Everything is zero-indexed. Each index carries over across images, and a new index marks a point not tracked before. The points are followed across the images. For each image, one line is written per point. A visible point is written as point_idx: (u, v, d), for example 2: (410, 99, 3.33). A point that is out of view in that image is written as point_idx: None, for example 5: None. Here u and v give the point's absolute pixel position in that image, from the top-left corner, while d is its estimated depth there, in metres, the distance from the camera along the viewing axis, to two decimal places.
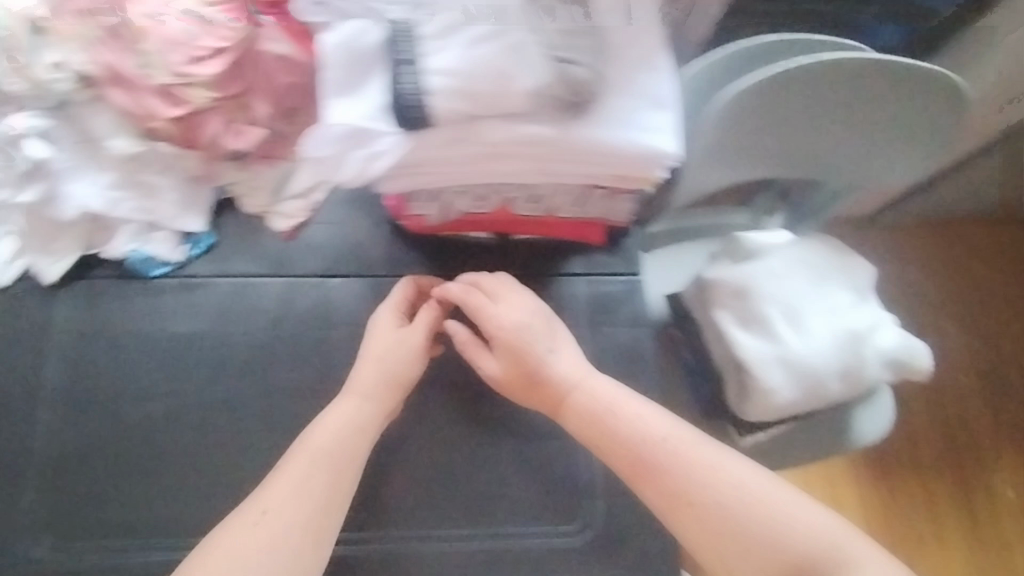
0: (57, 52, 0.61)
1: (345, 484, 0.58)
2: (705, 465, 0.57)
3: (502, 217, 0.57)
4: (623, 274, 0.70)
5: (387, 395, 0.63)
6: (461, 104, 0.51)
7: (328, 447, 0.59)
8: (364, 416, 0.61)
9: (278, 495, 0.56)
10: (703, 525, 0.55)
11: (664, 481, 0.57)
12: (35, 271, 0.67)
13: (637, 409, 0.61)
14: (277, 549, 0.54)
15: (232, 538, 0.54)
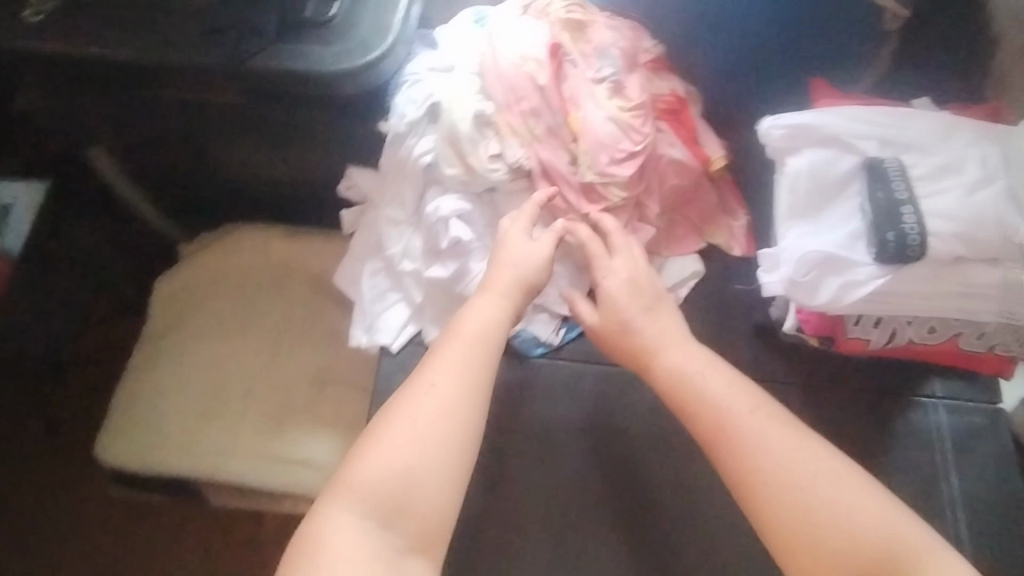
0: (499, 144, 0.67)
1: (467, 388, 0.57)
2: (830, 498, 0.52)
3: (948, 348, 0.60)
4: (982, 402, 0.71)
5: (507, 297, 0.62)
6: (961, 247, 0.54)
7: (478, 334, 0.60)
8: (500, 314, 0.61)
9: (436, 372, 0.57)
10: (833, 557, 0.50)
11: (785, 513, 0.52)
12: (428, 340, 0.71)
13: (804, 466, 0.54)
14: (406, 440, 0.54)
15: (390, 427, 0.55)
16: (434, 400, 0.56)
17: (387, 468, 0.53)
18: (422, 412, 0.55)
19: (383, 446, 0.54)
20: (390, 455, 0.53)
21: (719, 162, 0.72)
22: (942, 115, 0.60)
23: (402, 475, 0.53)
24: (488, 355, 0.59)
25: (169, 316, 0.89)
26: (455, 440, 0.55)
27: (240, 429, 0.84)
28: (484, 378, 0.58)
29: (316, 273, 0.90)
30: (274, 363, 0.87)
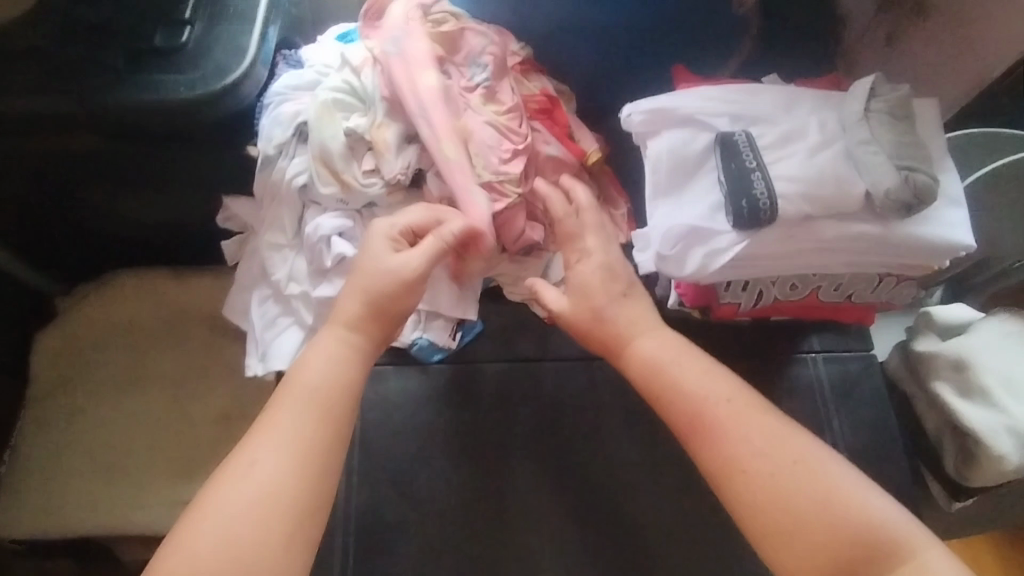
0: (374, 158, 0.67)
1: (305, 450, 0.50)
2: (816, 486, 0.51)
3: (809, 302, 0.64)
4: (860, 351, 0.77)
5: (349, 354, 0.55)
6: (806, 206, 0.58)
7: (317, 386, 0.53)
8: (346, 364, 0.55)
9: (263, 439, 0.50)
10: (818, 549, 0.50)
11: (776, 501, 0.51)
12: None
13: (795, 452, 0.53)
14: (224, 515, 0.47)
15: (213, 500, 0.48)
16: (255, 477, 0.49)
17: (206, 544, 0.46)
18: (244, 491, 0.48)
19: (199, 533, 0.46)
20: (210, 534, 0.46)
21: (594, 154, 0.74)
22: (785, 86, 0.64)
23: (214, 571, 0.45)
24: (333, 409, 0.52)
25: (57, 374, 0.84)
26: (280, 515, 0.48)
27: (147, 483, 0.80)
28: (333, 433, 0.52)
29: (212, 312, 0.86)
30: (178, 410, 0.83)
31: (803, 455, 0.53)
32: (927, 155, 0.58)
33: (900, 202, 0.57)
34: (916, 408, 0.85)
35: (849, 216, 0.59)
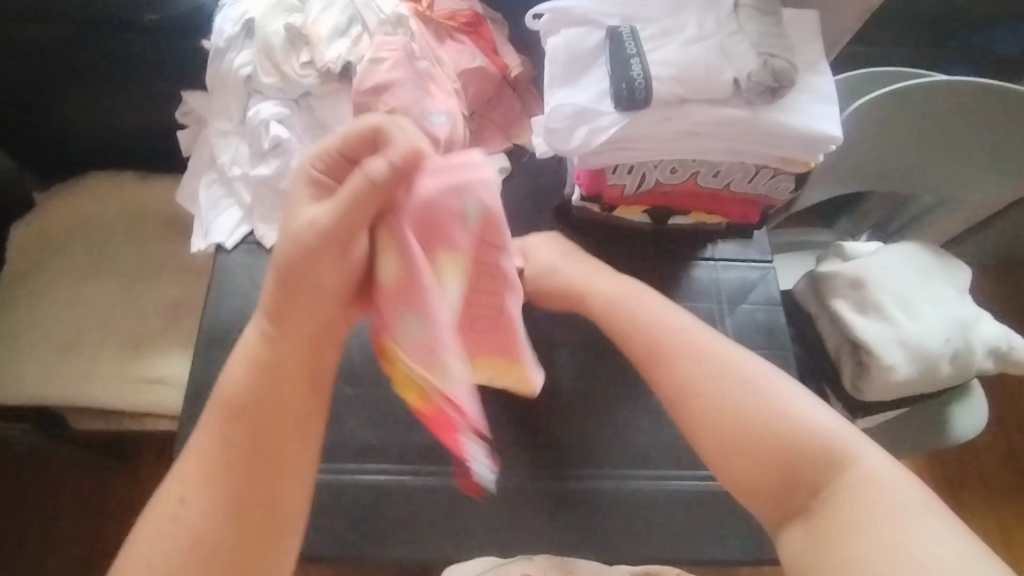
0: (310, 52, 0.74)
1: (240, 463, 0.46)
2: (754, 393, 0.54)
3: (689, 186, 0.71)
4: (760, 260, 0.81)
5: (258, 356, 0.48)
6: (680, 88, 0.64)
7: (234, 399, 0.47)
8: (259, 350, 0.48)
9: (189, 475, 0.46)
10: (753, 451, 0.52)
11: (714, 403, 0.54)
12: (258, 237, 0.77)
13: (735, 363, 0.56)
14: (159, 547, 0.43)
15: (144, 546, 0.44)
16: (183, 522, 0.44)
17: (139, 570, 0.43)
18: (171, 527, 0.44)
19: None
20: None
21: (515, 69, 0.80)
22: None
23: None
24: (264, 416, 0.47)
25: (23, 260, 0.90)
26: (223, 546, 0.44)
27: (96, 357, 0.86)
28: (263, 437, 0.47)
29: (169, 213, 0.93)
30: (132, 296, 0.89)
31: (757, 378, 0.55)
32: (788, 47, 0.66)
33: (762, 85, 0.64)
34: (818, 329, 0.86)
35: (722, 102, 0.65)
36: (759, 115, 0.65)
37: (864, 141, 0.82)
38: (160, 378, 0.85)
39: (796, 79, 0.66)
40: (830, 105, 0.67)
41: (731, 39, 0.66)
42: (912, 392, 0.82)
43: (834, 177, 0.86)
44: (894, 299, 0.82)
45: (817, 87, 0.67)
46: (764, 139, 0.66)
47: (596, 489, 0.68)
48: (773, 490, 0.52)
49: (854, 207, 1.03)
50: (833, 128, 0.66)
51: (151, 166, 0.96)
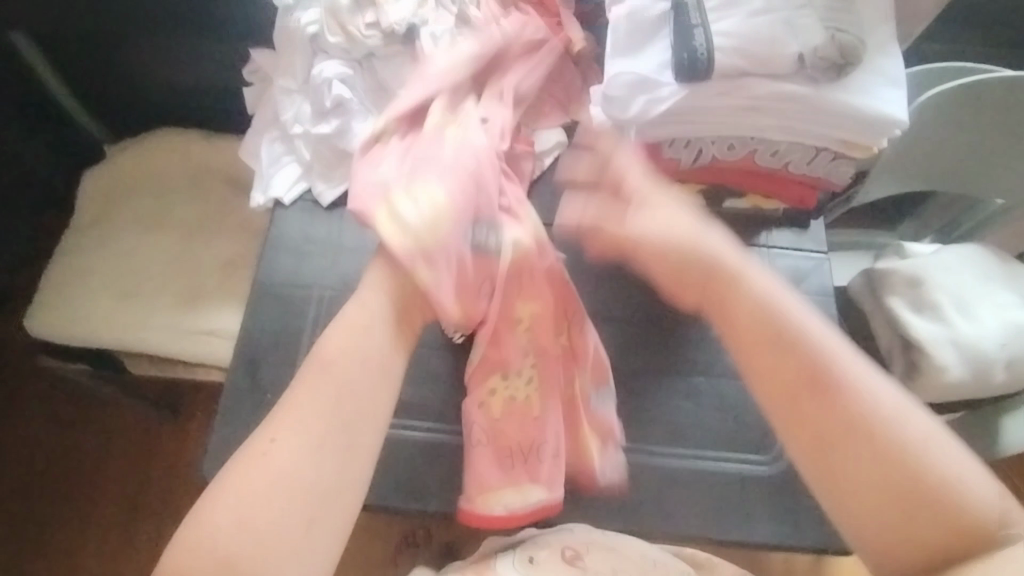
0: (375, 12, 0.76)
1: (328, 430, 0.50)
2: (854, 403, 0.48)
3: (745, 164, 0.70)
4: (815, 252, 0.79)
5: (376, 335, 0.56)
6: (743, 60, 0.63)
7: (340, 369, 0.53)
8: (366, 323, 0.56)
9: (288, 423, 0.50)
10: (859, 470, 0.47)
11: (816, 413, 0.49)
12: (315, 194, 0.79)
13: (839, 367, 0.49)
14: (248, 480, 0.48)
15: (239, 477, 0.48)
16: (273, 461, 0.49)
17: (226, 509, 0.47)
18: (265, 468, 0.48)
19: (219, 505, 0.47)
20: (225, 514, 0.46)
21: (578, 42, 0.81)
22: None
23: (231, 546, 0.45)
24: (356, 386, 0.53)
25: (92, 208, 0.93)
26: (305, 502, 0.48)
27: (154, 304, 0.88)
28: (354, 419, 0.51)
29: (231, 170, 0.96)
30: (192, 251, 0.91)
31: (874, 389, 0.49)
32: (858, 23, 0.65)
33: (828, 60, 0.63)
34: (869, 327, 0.82)
35: (784, 76, 0.64)
36: (822, 94, 0.64)
37: (935, 133, 0.79)
38: (214, 329, 0.87)
39: (862, 57, 0.65)
40: (897, 86, 0.66)
41: (803, 12, 0.64)
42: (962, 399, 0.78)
43: (902, 171, 0.83)
44: (950, 301, 0.78)
45: (885, 71, 0.66)
46: (825, 117, 0.65)
47: (627, 460, 0.69)
48: (891, 523, 0.46)
49: (916, 208, 1.00)
50: (897, 111, 0.65)
51: (218, 126, 0.99)
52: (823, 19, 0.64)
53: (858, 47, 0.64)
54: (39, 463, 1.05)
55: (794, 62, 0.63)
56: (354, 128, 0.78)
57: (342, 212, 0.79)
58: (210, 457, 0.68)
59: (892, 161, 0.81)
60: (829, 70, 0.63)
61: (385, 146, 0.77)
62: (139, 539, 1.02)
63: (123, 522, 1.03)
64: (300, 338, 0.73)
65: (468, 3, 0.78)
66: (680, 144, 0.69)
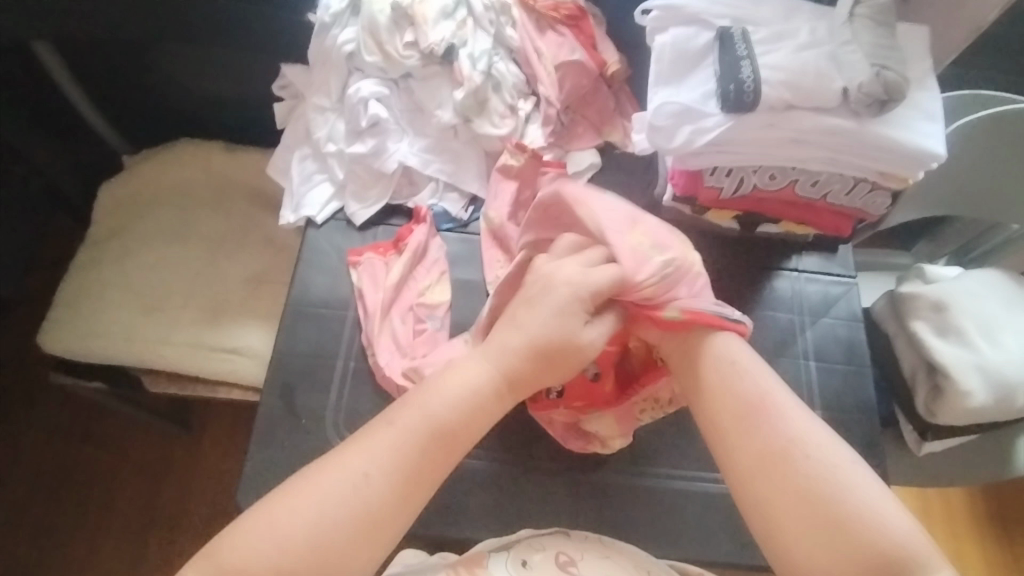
0: (414, 32, 0.75)
1: (404, 473, 0.49)
2: (777, 435, 0.51)
3: (785, 192, 0.71)
4: (843, 276, 0.80)
5: (484, 396, 0.53)
6: (788, 94, 0.64)
7: (433, 420, 0.51)
8: (481, 389, 0.53)
9: (355, 455, 0.49)
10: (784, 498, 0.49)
11: (748, 447, 0.51)
12: (348, 214, 0.78)
13: (771, 401, 0.53)
14: (295, 511, 0.47)
15: (290, 501, 0.47)
16: (338, 491, 0.47)
17: (264, 538, 0.46)
18: (337, 480, 0.48)
19: (289, 506, 0.47)
20: (283, 521, 0.46)
21: (614, 65, 0.81)
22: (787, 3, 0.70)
23: (282, 558, 0.45)
24: (451, 443, 0.51)
25: (110, 221, 0.91)
26: (364, 530, 0.47)
27: (175, 322, 0.86)
28: (428, 467, 0.50)
29: (254, 185, 0.94)
30: (214, 265, 0.90)
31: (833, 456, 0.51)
32: (902, 59, 0.66)
33: (872, 96, 0.63)
34: (895, 350, 0.82)
35: (826, 111, 0.64)
36: (862, 128, 0.64)
37: (965, 163, 0.78)
38: (238, 347, 0.85)
39: (905, 94, 0.65)
40: (936, 121, 0.66)
41: (845, 51, 0.65)
42: (987, 422, 0.77)
43: (929, 199, 0.82)
44: (974, 323, 0.78)
45: (924, 104, 0.66)
46: (864, 149, 0.65)
47: (662, 486, 0.69)
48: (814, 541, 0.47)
49: (934, 231, 1.01)
50: (937, 146, 0.65)
51: (239, 138, 0.98)
52: (867, 55, 0.65)
53: (901, 81, 0.64)
54: (51, 482, 1.04)
55: (838, 97, 0.64)
56: (388, 147, 0.77)
57: (375, 232, 0.78)
58: (244, 486, 0.66)
59: (924, 189, 0.80)
60: (870, 105, 0.64)
61: (420, 168, 0.78)
62: (153, 553, 1.01)
63: (135, 539, 1.02)
64: (336, 363, 0.71)
65: (506, 24, 0.78)
66: (722, 173, 0.70)
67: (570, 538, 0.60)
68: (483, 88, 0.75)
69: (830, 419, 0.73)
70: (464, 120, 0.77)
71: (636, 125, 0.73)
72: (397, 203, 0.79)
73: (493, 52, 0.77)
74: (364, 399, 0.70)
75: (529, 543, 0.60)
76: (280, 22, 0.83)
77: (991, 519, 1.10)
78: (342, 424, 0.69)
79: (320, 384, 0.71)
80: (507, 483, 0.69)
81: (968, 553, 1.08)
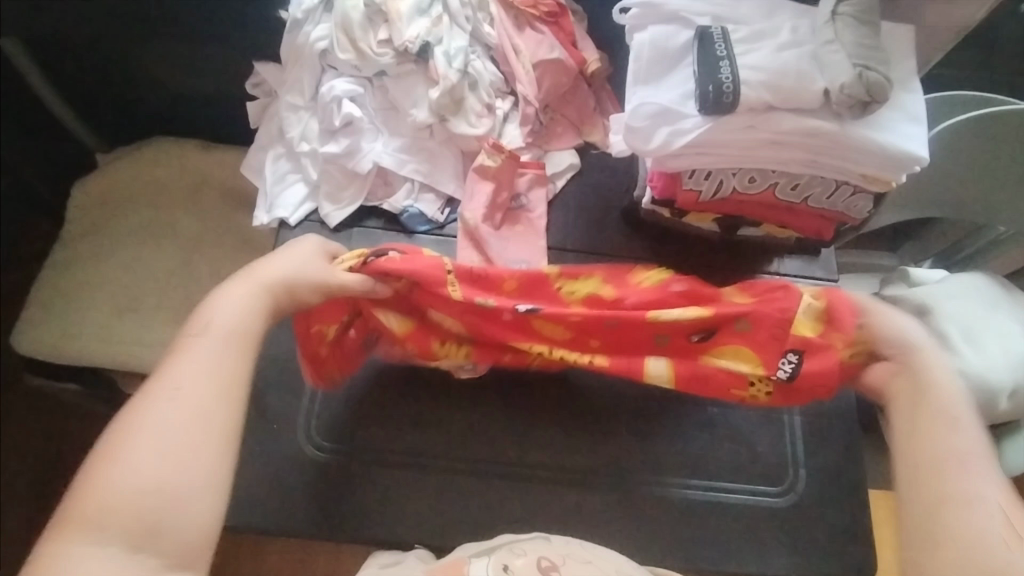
0: (388, 29, 0.73)
1: (223, 381, 0.53)
2: (947, 441, 0.55)
3: (766, 195, 0.70)
4: (826, 279, 0.78)
5: (247, 305, 0.57)
6: (768, 95, 0.62)
7: (232, 328, 0.56)
8: (245, 304, 0.57)
9: (178, 371, 0.53)
10: (929, 510, 0.52)
11: (942, 481, 0.53)
12: (322, 215, 0.76)
13: (975, 461, 0.54)
14: (137, 452, 0.48)
15: (123, 434, 0.49)
16: (169, 408, 0.51)
17: (117, 487, 0.47)
18: (158, 422, 0.50)
19: (126, 452, 0.48)
20: (122, 469, 0.48)
21: (593, 63, 0.80)
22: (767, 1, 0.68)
23: (142, 484, 0.47)
24: (232, 345, 0.55)
25: (82, 221, 0.90)
26: (203, 436, 0.51)
27: (149, 323, 0.84)
28: (231, 383, 0.54)
29: (230, 183, 0.93)
30: (188, 266, 0.88)
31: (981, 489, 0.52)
32: (884, 60, 0.64)
33: (854, 98, 0.61)
34: None
35: (806, 112, 0.63)
36: (842, 131, 0.63)
37: (950, 164, 0.76)
38: None
39: (888, 95, 0.63)
40: (918, 122, 0.64)
41: (824, 53, 0.63)
42: None
43: (914, 202, 0.80)
44: (957, 329, 0.76)
45: (907, 105, 0.65)
46: (845, 151, 0.64)
47: (639, 492, 0.68)
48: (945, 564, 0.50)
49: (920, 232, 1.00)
50: (920, 148, 0.63)
51: (217, 137, 0.97)
52: (849, 55, 0.63)
53: (884, 81, 0.62)
54: (31, 482, 1.03)
55: (819, 97, 0.62)
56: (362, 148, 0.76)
57: (349, 234, 0.77)
58: None
59: (908, 190, 0.79)
60: (851, 107, 0.62)
61: (395, 168, 0.76)
62: None
63: None
64: None
65: (483, 21, 0.77)
66: (703, 175, 0.68)
67: (551, 543, 0.58)
68: (459, 87, 0.74)
69: (810, 424, 0.72)
70: (440, 119, 0.75)
71: (614, 124, 0.71)
72: (373, 204, 0.77)
73: (469, 50, 0.75)
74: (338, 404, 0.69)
75: (511, 547, 0.57)
76: (253, 19, 0.81)
77: None
78: (314, 431, 0.68)
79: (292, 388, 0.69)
80: (478, 490, 0.67)
81: None
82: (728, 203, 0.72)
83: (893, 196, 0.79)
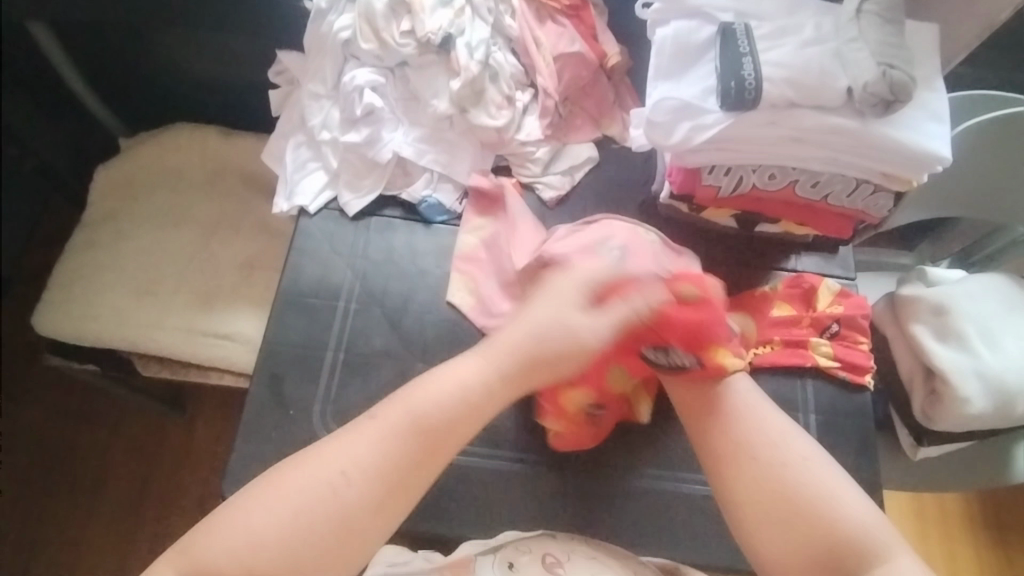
0: (411, 20, 0.73)
1: (389, 473, 0.52)
2: (740, 430, 0.57)
3: (785, 193, 0.70)
4: (843, 277, 0.78)
5: (466, 397, 0.55)
6: (790, 92, 0.62)
7: (423, 418, 0.53)
8: (474, 393, 0.55)
9: (349, 445, 0.52)
10: (769, 519, 0.54)
11: (734, 473, 0.56)
12: (342, 204, 0.77)
13: (744, 428, 0.57)
14: (269, 519, 0.49)
15: (269, 499, 0.50)
16: (336, 473, 0.51)
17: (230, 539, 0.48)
18: (308, 489, 0.50)
19: (261, 506, 0.49)
20: (248, 525, 0.49)
21: (614, 57, 0.80)
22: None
23: (254, 556, 0.48)
24: (437, 437, 0.53)
25: (104, 205, 0.91)
26: (341, 527, 0.50)
27: (169, 308, 0.85)
28: (401, 493, 0.52)
29: (249, 170, 0.93)
30: (207, 252, 0.89)
31: (753, 441, 0.57)
32: (908, 58, 0.64)
33: (877, 96, 0.61)
34: (891, 353, 0.81)
35: (828, 110, 0.63)
36: (863, 128, 0.62)
37: (972, 164, 0.75)
38: (230, 334, 0.84)
39: (912, 94, 0.63)
40: (941, 121, 0.64)
41: (849, 51, 0.63)
42: (985, 427, 0.76)
43: (934, 201, 0.80)
44: (975, 330, 0.76)
45: (929, 104, 0.64)
46: (867, 149, 0.64)
47: (652, 484, 0.68)
48: (783, 549, 0.53)
49: (937, 231, 1.00)
50: (942, 148, 0.63)
51: (237, 125, 0.98)
52: (872, 53, 0.62)
53: (909, 79, 0.62)
54: (49, 460, 1.05)
55: (842, 94, 0.62)
56: (381, 138, 0.76)
57: (367, 223, 0.77)
58: (230, 475, 0.65)
59: (928, 189, 0.78)
60: (874, 106, 0.62)
61: (415, 158, 0.77)
62: (148, 531, 1.02)
63: (132, 520, 1.02)
64: (324, 354, 0.71)
65: (504, 12, 0.77)
66: (723, 171, 0.69)
67: (557, 540, 0.59)
68: (479, 78, 0.74)
69: (825, 423, 0.72)
70: (460, 110, 0.76)
71: (634, 118, 0.71)
72: (392, 193, 0.78)
73: (491, 41, 0.76)
74: (353, 390, 0.69)
75: (518, 545, 0.58)
76: (276, 8, 0.81)
77: (985, 527, 1.10)
78: (331, 416, 0.68)
79: (308, 375, 0.70)
80: (492, 478, 0.68)
81: (965, 556, 1.08)
82: (749, 198, 0.72)
83: (914, 196, 0.78)
